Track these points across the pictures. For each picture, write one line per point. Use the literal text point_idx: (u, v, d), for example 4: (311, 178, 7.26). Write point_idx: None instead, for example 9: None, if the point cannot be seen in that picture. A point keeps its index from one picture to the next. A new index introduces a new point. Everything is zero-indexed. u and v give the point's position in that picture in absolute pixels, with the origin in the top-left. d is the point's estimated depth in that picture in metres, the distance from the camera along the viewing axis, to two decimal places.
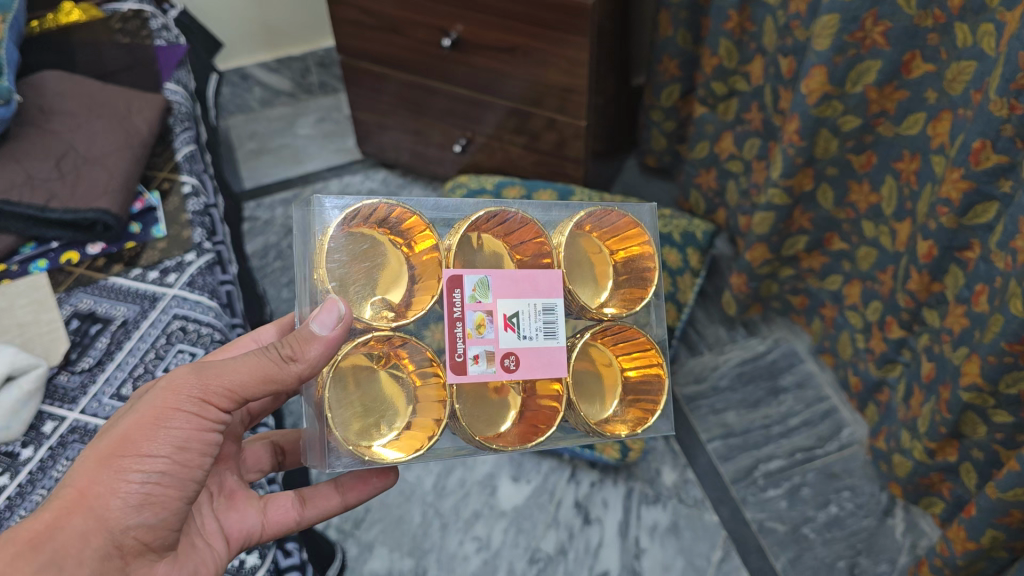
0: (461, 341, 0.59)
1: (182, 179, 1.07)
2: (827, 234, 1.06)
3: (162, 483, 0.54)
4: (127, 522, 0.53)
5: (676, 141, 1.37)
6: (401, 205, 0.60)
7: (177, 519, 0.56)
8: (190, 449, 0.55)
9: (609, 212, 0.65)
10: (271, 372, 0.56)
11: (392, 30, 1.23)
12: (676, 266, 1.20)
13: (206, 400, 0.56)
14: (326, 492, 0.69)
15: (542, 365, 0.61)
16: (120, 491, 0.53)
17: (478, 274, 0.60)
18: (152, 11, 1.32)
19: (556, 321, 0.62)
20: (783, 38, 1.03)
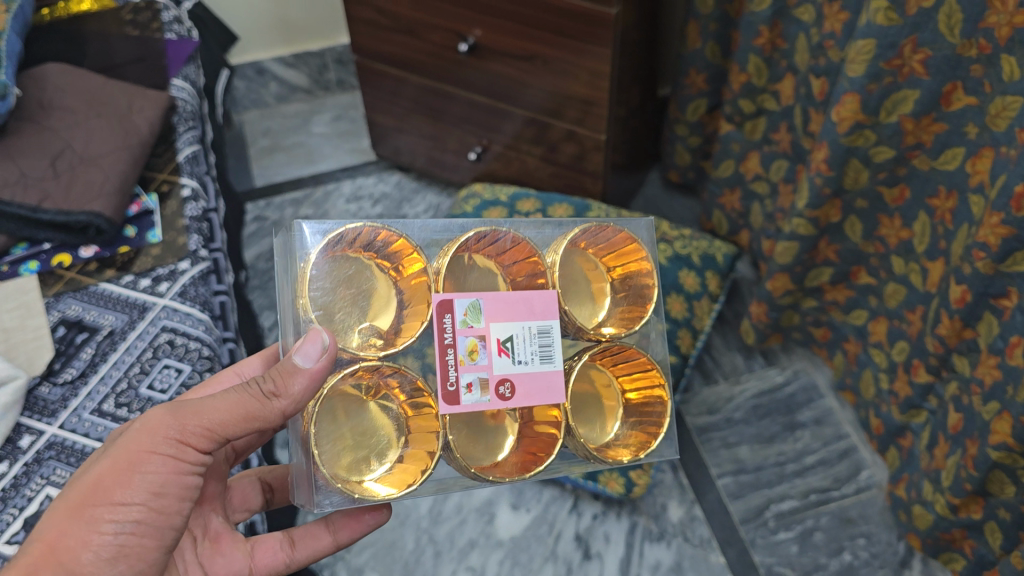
0: (454, 368, 0.56)
1: (182, 181, 1.03)
2: (854, 267, 1.00)
3: (138, 532, 0.53)
4: (100, 575, 0.51)
5: (701, 157, 1.32)
6: (387, 228, 0.58)
7: (156, 566, 0.54)
8: (167, 494, 0.54)
9: (606, 228, 0.63)
10: (253, 410, 0.54)
11: (408, 32, 1.19)
12: (693, 291, 1.14)
13: (184, 443, 0.54)
14: (315, 531, 0.66)
15: (539, 390, 0.58)
16: (93, 543, 0.51)
17: (469, 297, 0.57)
18: (166, 2, 1.28)
19: (552, 344, 0.59)
20: (816, 58, 0.97)
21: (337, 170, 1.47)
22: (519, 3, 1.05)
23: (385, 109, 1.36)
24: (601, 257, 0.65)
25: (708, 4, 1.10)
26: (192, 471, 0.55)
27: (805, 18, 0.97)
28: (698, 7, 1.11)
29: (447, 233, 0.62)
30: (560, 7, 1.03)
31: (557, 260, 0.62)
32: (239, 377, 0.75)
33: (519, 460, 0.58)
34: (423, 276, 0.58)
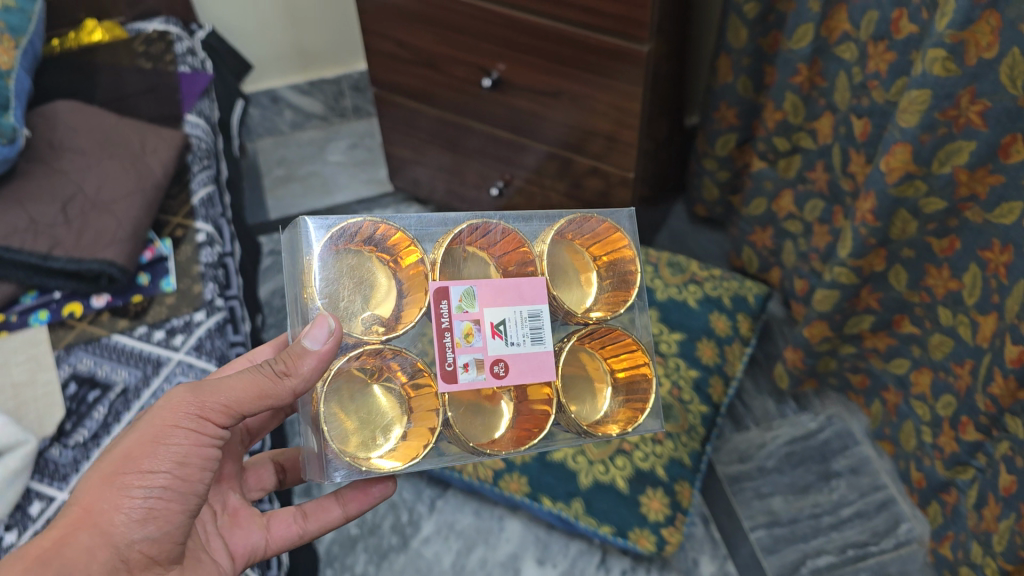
0: (450, 350, 0.60)
1: (197, 225, 1.00)
2: (897, 316, 0.95)
3: (165, 499, 0.53)
4: (131, 537, 0.52)
5: (729, 191, 1.28)
6: (385, 222, 0.61)
7: (182, 533, 0.55)
8: (192, 463, 0.54)
9: (589, 219, 0.67)
10: (267, 388, 0.55)
11: (429, 65, 1.15)
12: (725, 335, 1.09)
13: (205, 416, 0.55)
14: (326, 505, 0.68)
15: (531, 369, 0.63)
16: (123, 507, 0.52)
17: (464, 284, 0.61)
18: (179, 33, 1.25)
19: (542, 327, 0.64)
20: (858, 98, 0.94)
21: (353, 201, 1.43)
22: (547, 40, 1.02)
23: (403, 139, 1.33)
24: (587, 246, 0.69)
25: (742, 38, 1.06)
26: (213, 442, 0.56)
27: (846, 56, 0.93)
28: (731, 41, 1.08)
29: (441, 227, 0.65)
30: (590, 44, 0.99)
31: (544, 250, 0.66)
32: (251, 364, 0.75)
33: (515, 435, 0.63)
34: (421, 267, 0.62)
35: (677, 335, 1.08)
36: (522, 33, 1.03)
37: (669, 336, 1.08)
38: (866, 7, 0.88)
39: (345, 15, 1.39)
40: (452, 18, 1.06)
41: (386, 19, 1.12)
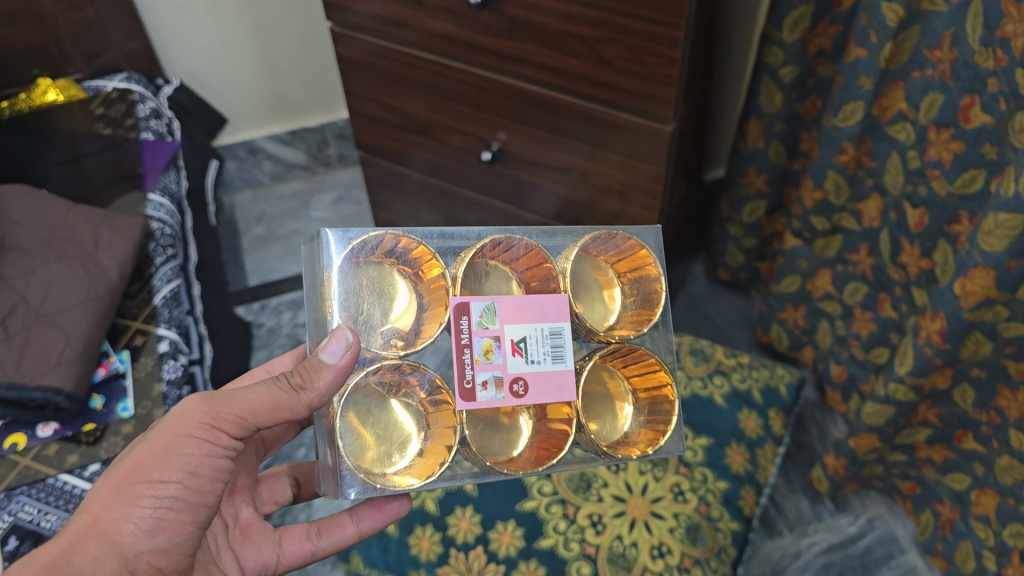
0: (470, 367, 0.54)
1: (158, 331, 0.88)
2: (958, 431, 0.83)
3: (174, 509, 0.50)
4: (140, 547, 0.49)
5: (755, 258, 1.15)
6: (407, 235, 0.55)
7: (191, 544, 0.52)
8: (203, 475, 0.51)
9: (613, 235, 0.60)
10: (282, 402, 0.52)
11: (422, 132, 1.03)
12: (756, 436, 0.97)
13: (218, 427, 0.52)
14: (340, 521, 0.65)
15: (553, 390, 0.56)
16: (133, 517, 0.49)
17: (485, 299, 0.55)
18: (141, 92, 1.12)
19: (564, 344, 0.57)
20: (914, 185, 0.81)
21: None
22: (555, 114, 0.90)
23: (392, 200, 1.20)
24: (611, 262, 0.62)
25: (777, 103, 0.94)
26: (225, 454, 0.52)
27: (901, 137, 0.81)
28: (762, 104, 0.95)
29: (465, 240, 0.58)
30: (605, 122, 0.87)
31: (568, 266, 0.59)
32: (269, 375, 0.72)
33: (534, 455, 0.56)
34: (442, 280, 0.56)
35: (703, 440, 0.96)
36: (528, 105, 0.91)
37: (694, 442, 0.95)
38: (928, 86, 0.75)
39: (323, 58, 1.28)
40: (447, 85, 0.94)
41: (374, 81, 1.00)
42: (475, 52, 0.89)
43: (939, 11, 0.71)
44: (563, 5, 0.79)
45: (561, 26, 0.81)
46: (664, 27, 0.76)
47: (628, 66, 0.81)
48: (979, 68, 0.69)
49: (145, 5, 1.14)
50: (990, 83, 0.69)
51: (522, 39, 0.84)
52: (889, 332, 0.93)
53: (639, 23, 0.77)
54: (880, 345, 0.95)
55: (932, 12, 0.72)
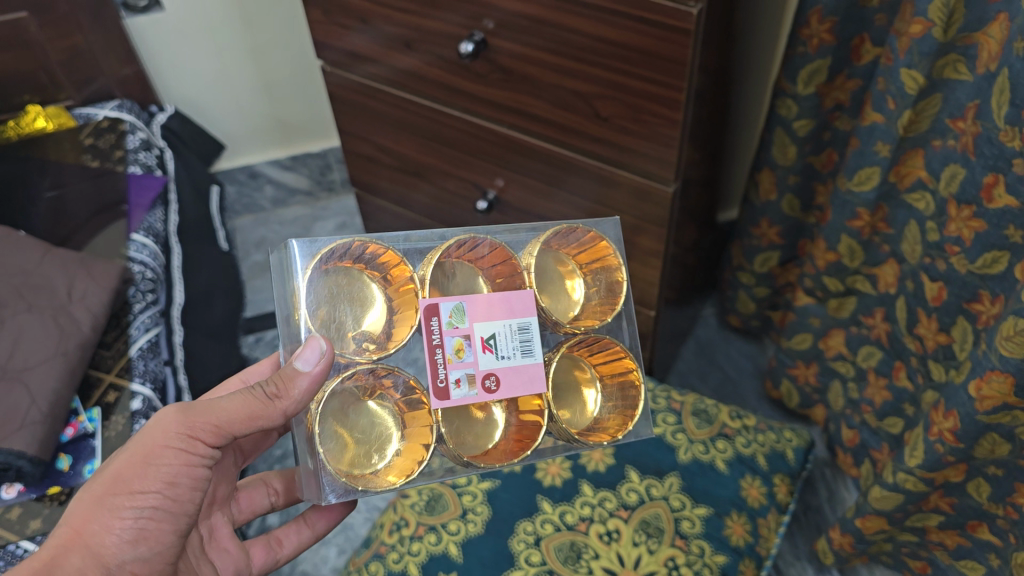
0: (442, 366, 0.53)
1: (132, 387, 0.84)
2: (972, 521, 0.77)
3: (156, 519, 0.50)
4: (122, 557, 0.49)
5: (768, 306, 1.10)
6: (372, 240, 0.54)
7: (175, 551, 0.52)
8: (183, 486, 0.51)
9: (573, 229, 0.60)
10: (257, 411, 0.50)
11: (416, 174, 1.03)
12: (757, 505, 0.91)
13: (196, 436, 0.51)
14: (296, 530, 0.65)
15: (523, 382, 0.55)
16: (114, 528, 0.49)
17: (453, 298, 0.54)
18: (132, 121, 1.09)
19: (533, 339, 0.56)
20: (931, 258, 0.75)
21: None
22: (554, 167, 0.88)
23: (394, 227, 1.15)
24: (573, 254, 0.62)
25: (790, 155, 0.88)
26: (204, 463, 0.51)
27: (920, 206, 0.76)
28: (776, 156, 0.90)
29: (431, 241, 0.57)
30: (605, 179, 0.84)
31: (532, 262, 0.58)
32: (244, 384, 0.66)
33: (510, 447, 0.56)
34: (410, 284, 0.55)
35: (701, 509, 0.89)
36: (524, 156, 0.89)
37: (692, 511, 0.89)
38: (949, 157, 0.70)
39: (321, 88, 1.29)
40: (442, 130, 0.94)
41: (367, 122, 1.01)
42: (469, 100, 0.88)
43: (962, 81, 0.66)
44: (559, 60, 0.77)
45: (560, 82, 0.79)
46: (664, 87, 0.72)
47: (628, 124, 0.78)
48: (1004, 147, 0.63)
49: (137, 31, 1.12)
50: (1015, 163, 0.62)
51: (519, 92, 0.83)
52: (904, 403, 0.88)
53: (636, 83, 0.73)
54: (894, 415, 0.90)
55: (956, 81, 0.67)
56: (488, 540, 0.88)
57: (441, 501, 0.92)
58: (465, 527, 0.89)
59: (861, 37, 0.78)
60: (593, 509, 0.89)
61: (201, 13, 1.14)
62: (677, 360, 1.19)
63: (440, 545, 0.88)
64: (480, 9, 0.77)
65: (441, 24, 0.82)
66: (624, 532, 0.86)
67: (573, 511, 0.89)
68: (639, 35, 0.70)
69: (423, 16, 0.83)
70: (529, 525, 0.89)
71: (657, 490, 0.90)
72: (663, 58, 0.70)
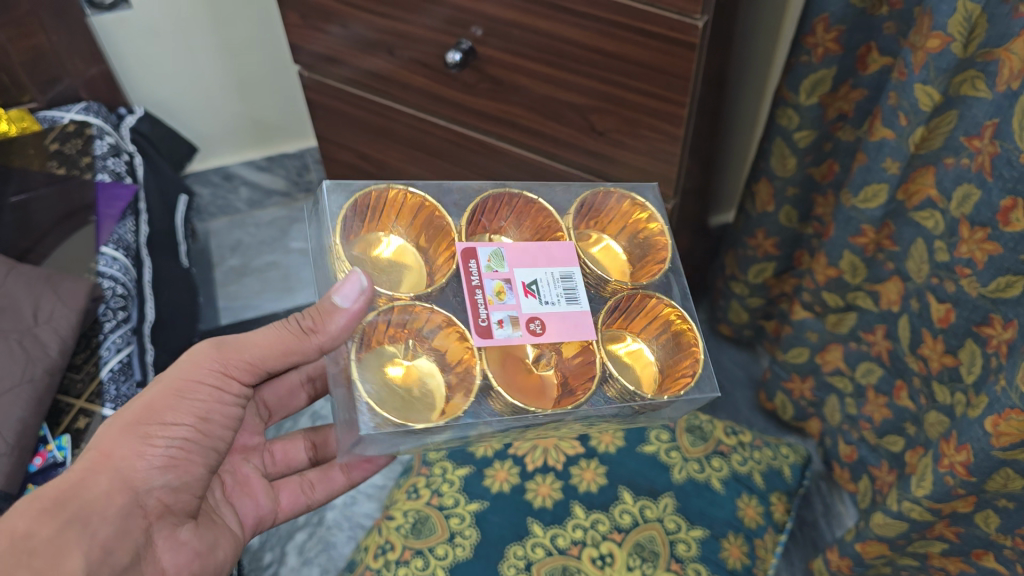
0: (484, 307, 0.51)
1: (104, 412, 0.80)
2: (976, 549, 0.75)
3: (187, 449, 0.52)
4: (150, 483, 0.51)
5: (761, 316, 1.08)
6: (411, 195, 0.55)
7: (202, 485, 0.54)
8: (213, 418, 0.53)
9: (608, 194, 0.59)
10: (292, 345, 0.52)
11: (395, 181, 1.01)
12: (754, 525, 0.83)
13: (228, 374, 0.54)
14: (329, 474, 0.65)
15: (569, 328, 0.53)
16: (145, 454, 0.51)
17: (492, 245, 0.54)
18: (100, 126, 1.05)
19: (576, 288, 0.54)
20: (939, 278, 0.73)
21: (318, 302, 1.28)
22: (538, 177, 0.85)
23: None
24: (611, 229, 0.60)
25: (790, 167, 0.85)
26: (234, 401, 0.55)
27: (929, 225, 0.73)
28: (775, 167, 0.86)
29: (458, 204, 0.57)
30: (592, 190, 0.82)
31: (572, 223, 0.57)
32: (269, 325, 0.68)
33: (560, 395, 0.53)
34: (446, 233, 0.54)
35: (697, 531, 0.81)
36: (509, 165, 0.86)
37: (688, 534, 0.80)
38: (962, 176, 0.67)
39: (296, 87, 1.26)
40: (425, 139, 0.91)
41: (347, 128, 0.97)
42: (456, 109, 0.85)
43: (980, 98, 0.63)
44: (552, 70, 0.73)
45: (551, 93, 0.75)
46: (667, 102, 0.69)
47: (626, 138, 0.74)
48: None
49: (104, 28, 1.09)
50: None
51: (508, 102, 0.79)
52: (905, 422, 0.86)
53: (635, 96, 0.70)
54: (895, 433, 0.88)
55: (973, 98, 0.64)
56: (477, 567, 0.77)
57: (427, 524, 0.82)
58: (453, 551, 0.78)
59: (867, 46, 0.75)
60: (585, 531, 0.79)
61: (171, 11, 1.10)
62: None
63: (427, 572, 0.77)
64: (467, 15, 0.73)
65: (423, 30, 0.78)
66: (619, 556, 0.77)
67: (565, 533, 0.79)
68: (641, 49, 0.66)
69: (406, 22, 0.78)
70: (520, 549, 0.78)
71: (651, 511, 0.81)
72: (665, 72, 0.66)
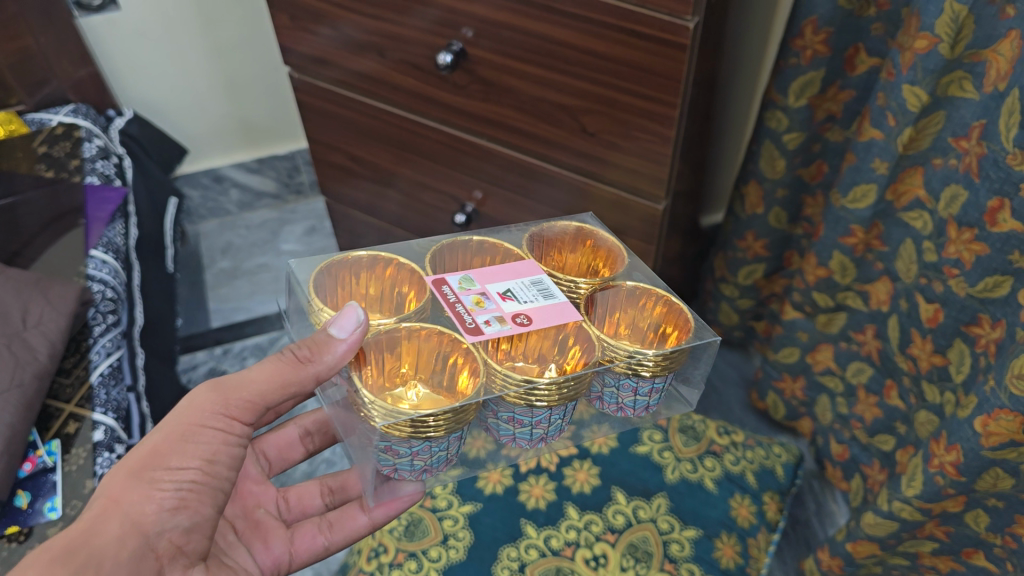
0: (468, 315, 0.54)
1: (94, 416, 0.80)
2: (967, 548, 0.75)
3: (196, 490, 0.49)
4: (162, 525, 0.47)
5: (752, 317, 1.08)
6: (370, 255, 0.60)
7: (212, 527, 0.50)
8: (220, 459, 0.50)
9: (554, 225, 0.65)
10: (289, 376, 0.51)
11: (386, 183, 1.00)
12: (747, 524, 0.83)
13: (231, 416, 0.51)
14: (350, 513, 0.62)
15: (554, 315, 0.55)
16: (156, 497, 0.47)
17: (458, 273, 0.58)
18: (88, 129, 1.06)
19: (549, 287, 0.57)
20: (928, 278, 0.73)
21: None
22: (530, 179, 0.85)
23: (369, 230, 1.11)
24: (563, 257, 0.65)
25: (779, 168, 0.85)
26: (238, 442, 0.52)
27: (917, 225, 0.73)
28: (764, 169, 0.87)
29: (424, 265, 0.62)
30: (583, 192, 0.82)
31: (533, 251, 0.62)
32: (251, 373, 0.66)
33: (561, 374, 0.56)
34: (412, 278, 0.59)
35: (690, 531, 0.80)
36: (500, 167, 0.86)
37: (681, 534, 0.80)
38: (949, 177, 0.67)
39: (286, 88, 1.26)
40: (415, 141, 0.91)
41: (338, 131, 0.97)
42: (447, 111, 0.85)
43: (968, 99, 0.63)
44: (543, 71, 0.73)
45: (542, 94, 0.75)
46: (657, 103, 0.69)
47: (617, 139, 0.74)
48: (1011, 171, 0.60)
49: (93, 30, 1.09)
50: None
51: (500, 104, 0.79)
52: (895, 421, 0.86)
53: (625, 97, 0.70)
54: (886, 432, 0.88)
55: (961, 98, 0.64)
56: (471, 568, 0.77)
57: (420, 527, 0.81)
58: (447, 553, 0.78)
59: (855, 48, 0.75)
60: (579, 532, 0.79)
61: (159, 11, 1.11)
62: None
63: (420, 575, 0.77)
64: (457, 17, 0.73)
65: (414, 32, 0.78)
66: (613, 557, 0.77)
67: (559, 535, 0.79)
68: (630, 49, 0.66)
69: (396, 24, 0.78)
70: (513, 551, 0.78)
71: (644, 512, 0.81)
72: (653, 73, 0.66)
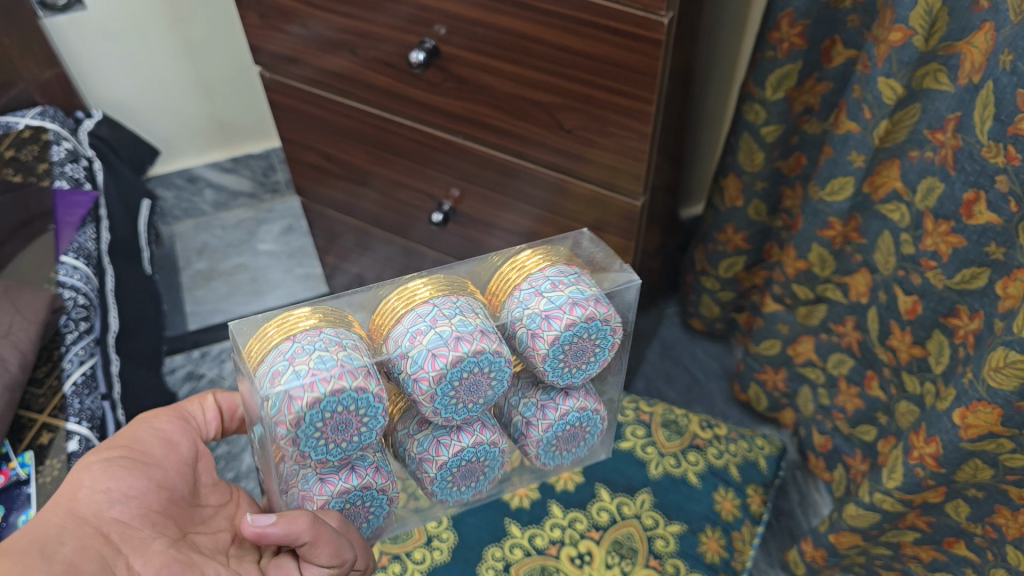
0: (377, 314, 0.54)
1: (68, 426, 0.79)
2: (948, 538, 0.75)
3: (127, 467, 0.53)
4: (99, 508, 0.50)
5: (733, 308, 1.08)
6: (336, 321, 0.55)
7: (158, 501, 0.53)
8: (152, 445, 0.56)
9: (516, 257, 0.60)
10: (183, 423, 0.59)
11: (362, 182, 0.99)
12: (729, 518, 0.81)
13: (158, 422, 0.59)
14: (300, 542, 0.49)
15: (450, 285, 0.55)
16: (88, 479, 0.52)
17: None
18: (56, 131, 1.04)
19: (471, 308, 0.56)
20: (906, 270, 0.73)
21: (286, 304, 1.27)
22: (506, 175, 0.84)
23: (346, 229, 1.10)
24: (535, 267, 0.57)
25: (758, 161, 0.85)
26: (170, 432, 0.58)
27: (895, 217, 0.73)
28: (743, 162, 0.86)
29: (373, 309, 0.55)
30: (561, 188, 0.81)
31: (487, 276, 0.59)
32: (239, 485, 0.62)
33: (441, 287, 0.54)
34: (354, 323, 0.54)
35: (675, 526, 0.79)
36: (476, 164, 0.85)
37: (666, 529, 0.79)
38: (926, 169, 0.67)
39: (256, 87, 1.24)
40: (391, 140, 0.90)
41: (310, 130, 0.96)
42: (421, 109, 0.84)
43: (943, 91, 0.63)
44: (518, 68, 0.72)
45: (518, 92, 0.74)
46: (635, 99, 0.68)
47: (594, 136, 0.74)
48: (986, 163, 0.60)
49: (58, 31, 1.08)
50: (999, 180, 0.59)
51: (475, 102, 0.78)
52: (878, 412, 0.86)
53: (603, 93, 0.69)
54: (868, 423, 0.88)
55: (937, 90, 0.64)
56: (456, 570, 0.76)
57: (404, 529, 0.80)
58: (431, 555, 0.77)
59: (831, 39, 0.75)
60: (562, 531, 0.78)
61: (128, 12, 1.09)
62: (643, 362, 1.17)
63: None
64: (429, 14, 0.72)
65: (385, 29, 0.77)
66: (598, 554, 0.76)
67: (543, 533, 0.78)
68: (606, 45, 0.65)
69: (368, 22, 0.77)
70: (498, 550, 0.77)
71: (629, 508, 0.80)
72: (631, 69, 0.66)
